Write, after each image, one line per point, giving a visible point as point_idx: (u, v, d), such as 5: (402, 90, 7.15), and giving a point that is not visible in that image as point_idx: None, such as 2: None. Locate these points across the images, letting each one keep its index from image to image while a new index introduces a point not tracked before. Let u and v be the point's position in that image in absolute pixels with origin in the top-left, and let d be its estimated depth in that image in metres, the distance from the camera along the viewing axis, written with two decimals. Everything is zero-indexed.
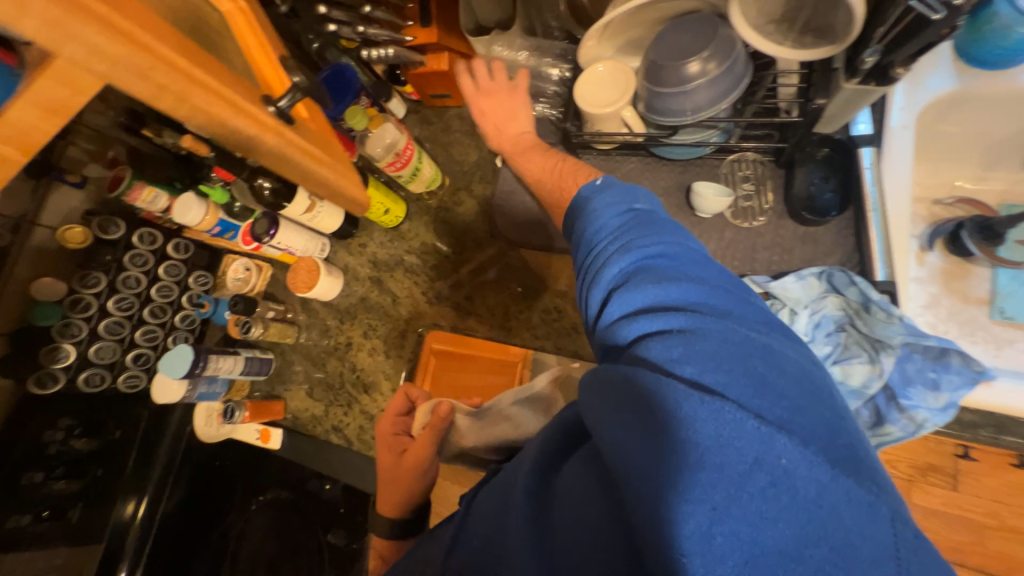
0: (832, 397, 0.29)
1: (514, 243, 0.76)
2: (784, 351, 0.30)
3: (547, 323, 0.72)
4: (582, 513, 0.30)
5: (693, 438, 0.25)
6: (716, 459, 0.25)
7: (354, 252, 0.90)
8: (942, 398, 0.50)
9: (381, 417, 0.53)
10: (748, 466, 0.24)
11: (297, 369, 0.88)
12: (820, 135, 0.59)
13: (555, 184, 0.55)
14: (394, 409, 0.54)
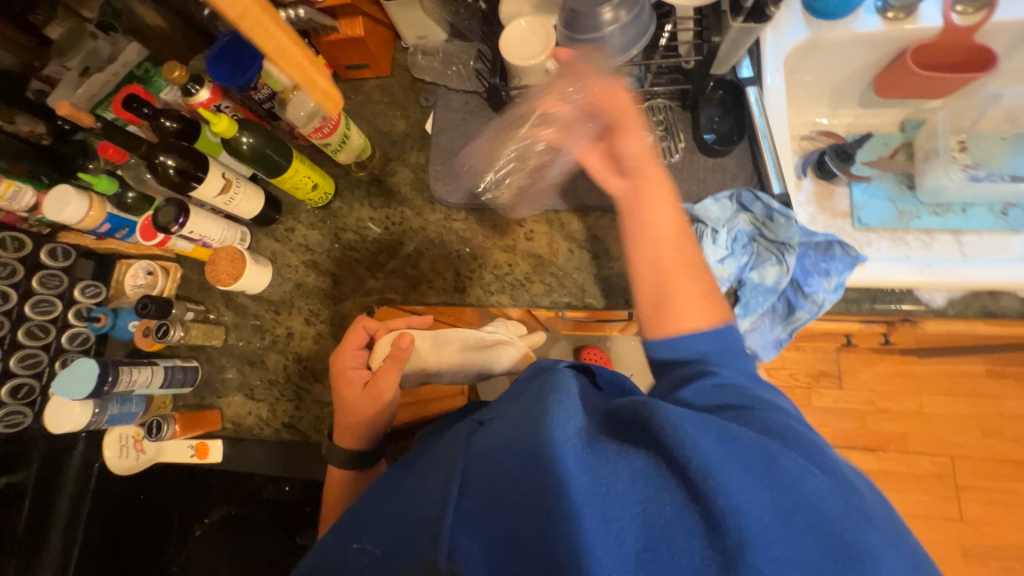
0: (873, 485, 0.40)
1: (456, 206, 0.77)
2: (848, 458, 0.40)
3: (501, 279, 0.73)
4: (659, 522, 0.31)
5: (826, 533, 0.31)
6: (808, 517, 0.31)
7: (281, 238, 0.83)
8: (833, 281, 0.61)
9: (341, 350, 0.63)
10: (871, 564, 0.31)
11: (229, 374, 0.79)
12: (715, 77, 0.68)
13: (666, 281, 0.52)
14: (354, 341, 0.65)
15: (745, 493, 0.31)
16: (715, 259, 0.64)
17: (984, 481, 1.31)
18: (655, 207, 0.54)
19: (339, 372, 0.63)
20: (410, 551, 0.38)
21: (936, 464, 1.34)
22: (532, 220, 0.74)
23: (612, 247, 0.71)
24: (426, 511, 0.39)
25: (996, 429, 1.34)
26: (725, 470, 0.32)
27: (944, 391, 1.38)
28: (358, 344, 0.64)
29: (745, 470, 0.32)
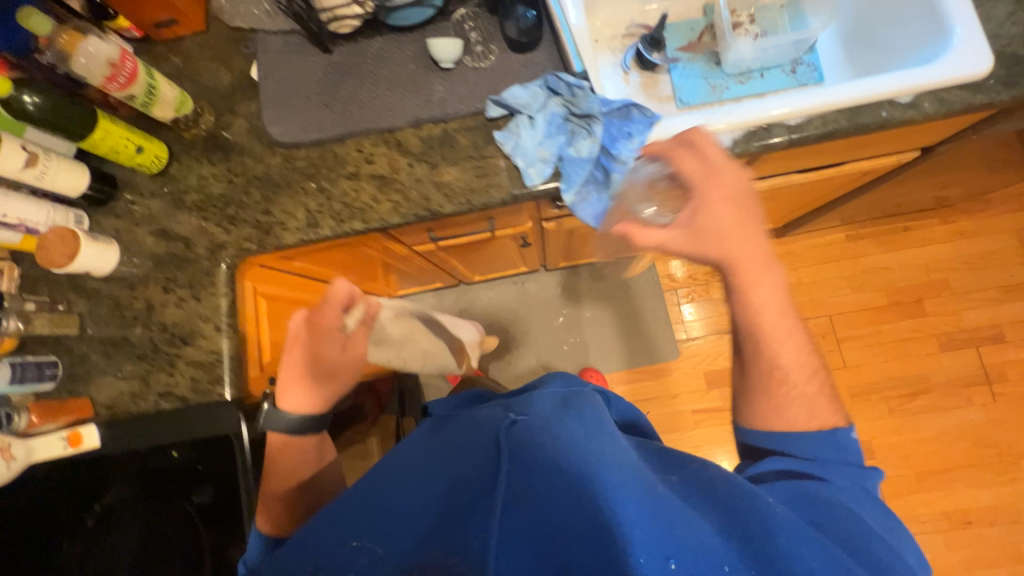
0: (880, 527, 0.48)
1: (296, 145, 0.77)
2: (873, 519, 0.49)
3: (351, 204, 0.75)
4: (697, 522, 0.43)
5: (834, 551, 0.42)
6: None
7: (123, 214, 0.80)
8: (636, 141, 0.68)
9: (327, 304, 0.68)
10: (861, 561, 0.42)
11: (94, 360, 0.76)
12: None
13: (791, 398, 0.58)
14: (338, 298, 0.69)
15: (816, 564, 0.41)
16: (534, 143, 0.70)
17: (859, 329, 1.51)
18: (772, 289, 0.57)
19: (323, 332, 0.68)
20: (457, 518, 0.45)
21: (819, 324, 1.52)
22: (371, 143, 0.76)
23: (448, 154, 0.74)
24: (468, 507, 0.45)
25: (862, 283, 1.53)
26: (787, 537, 0.42)
27: (817, 260, 1.55)
28: (340, 304, 0.69)
29: (812, 549, 0.42)
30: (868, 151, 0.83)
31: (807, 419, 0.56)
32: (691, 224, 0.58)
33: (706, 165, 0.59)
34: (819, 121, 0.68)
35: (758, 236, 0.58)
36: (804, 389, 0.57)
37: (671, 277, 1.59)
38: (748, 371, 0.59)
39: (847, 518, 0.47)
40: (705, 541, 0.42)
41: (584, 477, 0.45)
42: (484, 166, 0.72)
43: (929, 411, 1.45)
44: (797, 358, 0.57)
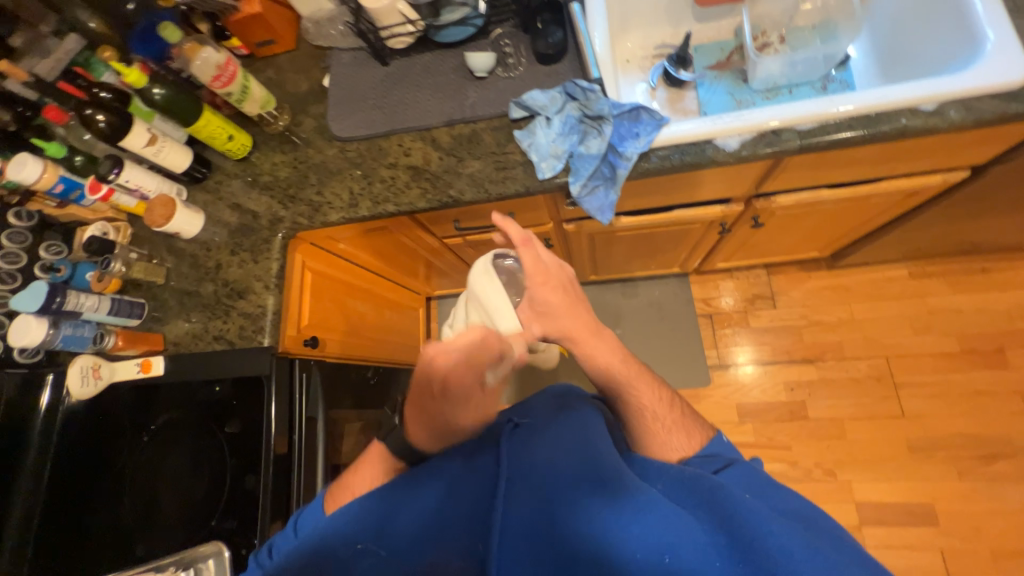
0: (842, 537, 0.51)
1: (349, 138, 0.91)
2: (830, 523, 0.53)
3: (387, 190, 0.86)
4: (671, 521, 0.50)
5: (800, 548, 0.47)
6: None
7: (211, 190, 0.98)
8: (642, 140, 0.72)
9: (458, 342, 0.53)
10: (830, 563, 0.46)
11: (172, 305, 0.92)
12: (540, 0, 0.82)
13: (649, 424, 0.69)
14: (476, 346, 0.53)
15: (785, 538, 0.47)
16: (548, 141, 0.76)
17: (922, 376, 1.36)
18: (610, 354, 0.71)
19: (453, 381, 0.53)
20: (467, 516, 0.57)
21: (873, 366, 1.40)
22: (411, 139, 0.87)
23: (473, 149, 0.83)
24: (475, 507, 0.58)
25: (927, 325, 1.40)
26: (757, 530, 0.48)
27: (873, 297, 1.45)
28: (474, 345, 0.53)
29: (785, 529, 0.48)
30: (903, 167, 0.81)
31: (688, 442, 0.67)
32: (530, 309, 0.70)
33: (540, 262, 0.70)
34: (833, 126, 0.69)
35: (584, 310, 0.71)
36: (669, 419, 0.69)
37: (706, 301, 1.55)
38: (623, 418, 0.71)
39: (798, 513, 0.53)
40: (691, 536, 0.49)
41: (577, 483, 0.55)
42: (503, 161, 0.80)
43: (1010, 480, 1.25)
44: (657, 397, 0.71)
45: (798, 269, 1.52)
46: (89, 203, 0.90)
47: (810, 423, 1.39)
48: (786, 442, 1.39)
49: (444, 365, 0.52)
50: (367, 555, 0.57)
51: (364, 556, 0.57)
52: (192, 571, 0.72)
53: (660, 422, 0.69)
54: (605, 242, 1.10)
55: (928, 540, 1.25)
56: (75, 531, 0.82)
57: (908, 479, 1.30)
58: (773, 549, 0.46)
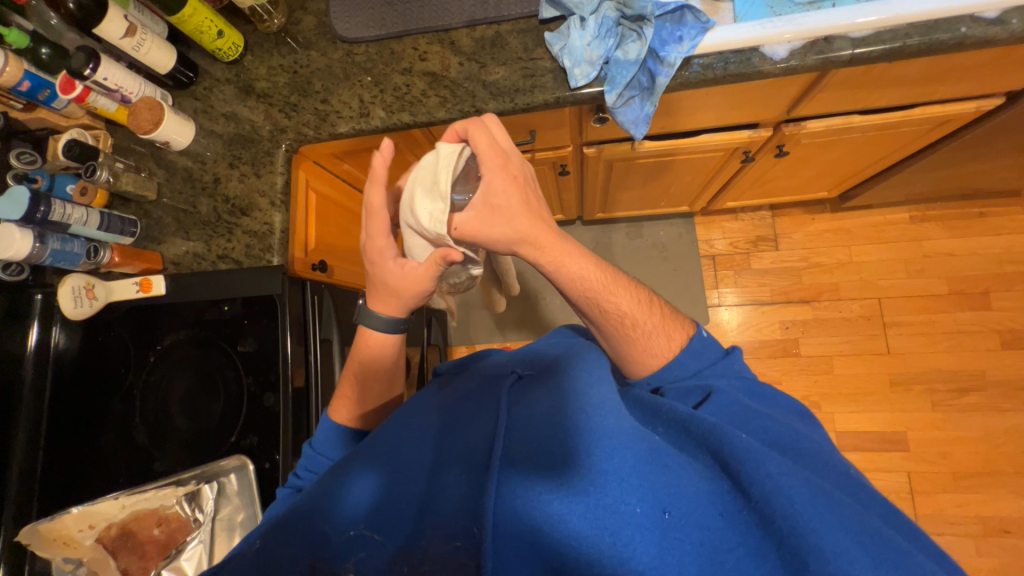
0: (840, 470, 0.51)
1: (356, 40, 0.82)
2: (831, 459, 0.53)
3: (401, 99, 0.79)
4: (677, 483, 0.49)
5: (811, 489, 0.46)
6: (859, 528, 0.44)
7: (201, 97, 0.88)
8: (686, 45, 0.67)
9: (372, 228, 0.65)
10: (842, 503, 0.45)
11: (168, 222, 0.86)
12: None
13: (631, 332, 0.65)
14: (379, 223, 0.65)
15: (785, 479, 0.46)
16: (582, 44, 0.70)
17: (911, 316, 1.42)
18: (581, 259, 0.65)
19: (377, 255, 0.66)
20: (462, 490, 0.54)
21: (866, 307, 1.44)
22: (426, 43, 0.79)
23: (498, 54, 0.76)
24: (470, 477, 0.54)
25: (920, 269, 1.44)
26: (773, 478, 0.46)
27: (873, 240, 1.47)
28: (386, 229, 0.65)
29: (786, 469, 0.47)
30: (944, 89, 0.78)
31: (669, 344, 0.65)
32: (483, 204, 0.62)
33: (496, 145, 0.61)
34: (891, 34, 0.65)
35: (545, 214, 0.64)
36: (650, 322, 0.66)
37: (709, 243, 1.55)
38: (603, 328, 0.67)
39: (800, 450, 0.53)
40: (690, 487, 0.48)
41: (574, 436, 0.54)
42: (531, 68, 0.74)
43: (977, 411, 1.35)
44: (634, 300, 0.66)
45: (802, 212, 1.52)
46: (61, 106, 0.80)
47: (801, 360, 1.45)
48: (777, 376, 1.45)
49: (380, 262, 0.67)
50: (362, 539, 0.52)
51: (358, 543, 0.52)
52: (215, 485, 0.73)
53: (644, 331, 0.65)
54: (622, 170, 1.06)
55: (898, 464, 1.36)
56: (87, 451, 0.80)
57: (885, 410, 1.39)
58: (773, 491, 0.45)
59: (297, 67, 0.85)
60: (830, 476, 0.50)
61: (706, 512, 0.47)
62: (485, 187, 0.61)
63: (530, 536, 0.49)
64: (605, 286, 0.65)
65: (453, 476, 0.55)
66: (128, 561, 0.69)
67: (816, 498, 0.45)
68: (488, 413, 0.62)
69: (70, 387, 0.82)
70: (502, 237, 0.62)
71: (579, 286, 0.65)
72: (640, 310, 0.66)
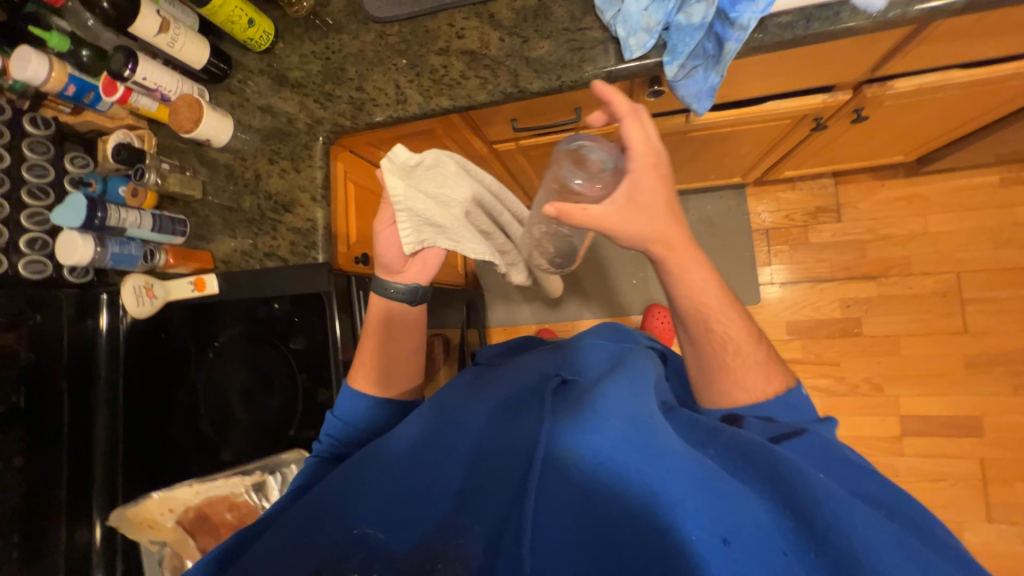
0: (941, 534, 0.45)
1: (388, 19, 0.77)
2: (933, 521, 0.46)
3: (438, 83, 0.74)
4: (741, 517, 0.45)
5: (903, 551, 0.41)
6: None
7: (236, 90, 0.86)
8: (761, 2, 0.56)
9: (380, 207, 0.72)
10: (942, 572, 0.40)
11: (214, 220, 0.86)
12: None
13: (728, 360, 0.61)
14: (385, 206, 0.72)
15: (869, 531, 0.42)
16: (638, 9, 0.62)
17: (994, 291, 1.29)
18: (703, 269, 0.61)
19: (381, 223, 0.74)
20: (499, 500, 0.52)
21: (940, 283, 1.32)
22: (463, 17, 0.74)
23: (541, 27, 0.69)
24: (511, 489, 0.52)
25: (1008, 239, 1.29)
26: (855, 530, 0.42)
27: (952, 207, 1.32)
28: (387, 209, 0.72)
29: (870, 521, 0.43)
30: None
31: (764, 385, 0.61)
32: (626, 199, 0.58)
33: (651, 141, 0.57)
34: None
35: (683, 220, 0.60)
36: (754, 357, 0.62)
37: (761, 216, 1.44)
38: (699, 348, 0.63)
39: (894, 504, 0.47)
40: (754, 522, 0.45)
41: (619, 452, 0.50)
42: (579, 40, 0.68)
43: None
44: (744, 329, 0.62)
45: (869, 178, 1.38)
46: (106, 108, 0.79)
47: (862, 339, 1.36)
48: (835, 358, 1.37)
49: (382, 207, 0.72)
50: (369, 536, 0.53)
51: (363, 543, 0.53)
52: (279, 476, 0.77)
53: (745, 363, 0.61)
54: (672, 144, 0.99)
55: (969, 450, 1.27)
56: (160, 441, 0.85)
57: (957, 393, 1.29)
58: (855, 543, 0.41)
59: (329, 50, 0.81)
60: (929, 539, 0.44)
61: (769, 548, 0.43)
62: (632, 182, 0.57)
63: (568, 545, 0.48)
64: (717, 304, 0.61)
65: (492, 481, 0.54)
66: (206, 542, 0.74)
67: (904, 556, 0.41)
68: (530, 416, 0.59)
69: (137, 378, 0.86)
70: (631, 235, 0.59)
71: (694, 291, 0.61)
72: (743, 339, 0.61)
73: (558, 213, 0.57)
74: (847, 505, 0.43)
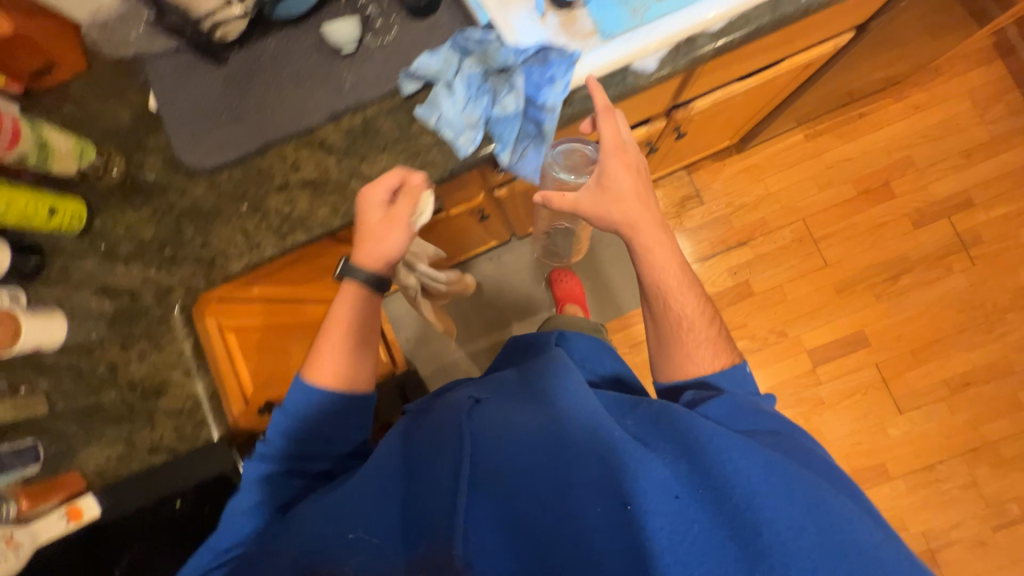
0: (806, 454, 0.57)
1: (215, 168, 0.73)
2: (806, 448, 0.58)
3: (288, 219, 0.72)
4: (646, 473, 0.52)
5: (772, 475, 0.50)
6: (816, 524, 0.48)
7: (59, 281, 0.76)
8: (559, 85, 0.65)
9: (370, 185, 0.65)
10: (799, 488, 0.50)
11: (76, 430, 0.73)
12: None
13: (679, 334, 0.69)
14: (386, 183, 0.66)
15: (743, 462, 0.51)
16: (457, 110, 0.67)
17: (836, 225, 1.52)
18: (667, 252, 0.69)
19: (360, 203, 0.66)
20: (429, 510, 0.54)
21: (795, 231, 1.53)
22: (293, 150, 0.72)
23: (374, 143, 0.71)
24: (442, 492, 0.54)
25: (829, 180, 1.53)
26: (732, 464, 0.51)
27: (781, 167, 1.55)
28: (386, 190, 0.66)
29: (743, 453, 0.52)
30: (804, 39, 0.81)
31: (712, 360, 0.67)
32: (596, 185, 0.68)
33: (618, 137, 0.66)
34: (742, 21, 0.66)
35: (650, 205, 0.69)
36: (704, 333, 0.69)
37: None
38: (662, 321, 0.70)
39: (776, 440, 0.58)
40: (658, 477, 0.51)
41: (538, 441, 0.55)
42: (414, 146, 0.70)
43: (913, 289, 1.48)
44: (698, 310, 0.70)
45: (712, 161, 1.57)
46: None
47: (756, 298, 1.53)
48: (742, 320, 1.52)
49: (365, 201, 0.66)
50: (363, 542, 0.54)
51: (356, 547, 0.54)
52: None
53: (694, 343, 0.68)
54: None
55: (865, 360, 1.47)
56: None
57: (840, 317, 1.49)
58: (731, 472, 0.51)
59: (159, 214, 0.75)
60: (800, 459, 0.55)
61: (666, 497, 0.49)
62: (603, 171, 0.67)
63: (498, 530, 0.51)
64: (677, 279, 0.69)
65: (426, 493, 0.55)
66: None
67: (770, 473, 0.51)
68: (449, 437, 0.58)
69: None
70: (608, 220, 0.68)
71: (666, 266, 0.68)
72: (699, 319, 0.69)
73: (542, 201, 0.71)
74: (723, 443, 0.52)
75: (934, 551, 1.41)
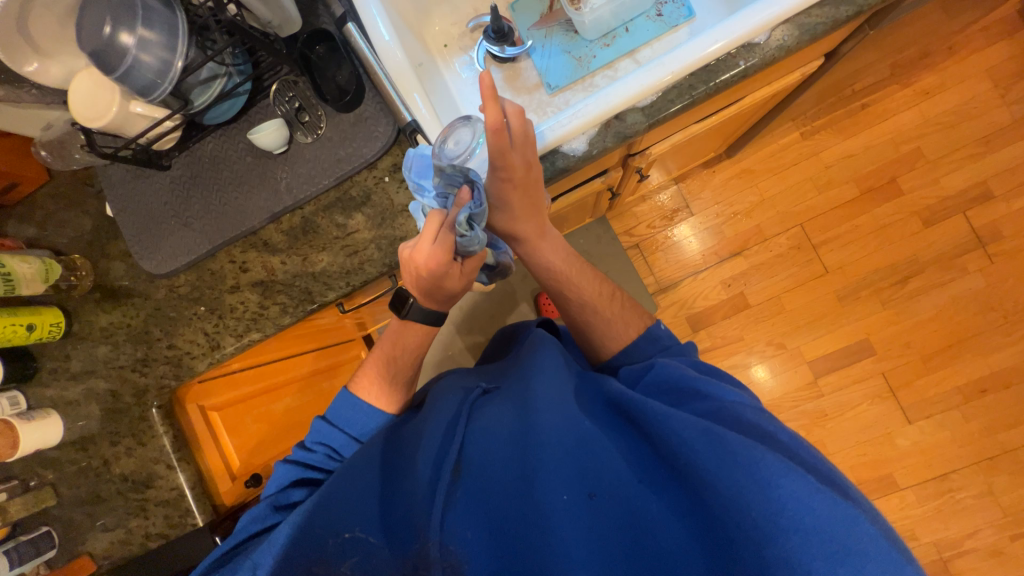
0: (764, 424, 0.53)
1: (172, 273, 0.75)
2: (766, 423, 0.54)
3: (242, 319, 0.74)
4: (600, 453, 0.52)
5: (728, 450, 0.48)
6: (755, 491, 0.46)
7: (48, 384, 0.78)
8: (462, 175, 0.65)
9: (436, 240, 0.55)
10: (752, 457, 0.47)
11: (82, 520, 0.77)
12: (303, 35, 0.69)
13: (592, 315, 0.72)
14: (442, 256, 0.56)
15: (685, 430, 0.50)
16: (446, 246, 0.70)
17: (837, 229, 1.43)
18: (555, 252, 0.72)
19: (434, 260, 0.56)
20: (403, 510, 0.54)
21: (792, 237, 1.45)
22: (239, 251, 0.74)
23: (314, 241, 0.72)
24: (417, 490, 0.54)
25: (829, 180, 1.44)
26: (681, 439, 0.50)
27: (775, 170, 1.46)
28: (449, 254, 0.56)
29: (685, 420, 0.50)
30: (763, 81, 0.77)
31: (627, 330, 0.71)
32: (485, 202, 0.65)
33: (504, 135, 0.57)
34: (676, 91, 0.63)
35: (539, 208, 0.66)
36: (611, 310, 0.72)
37: (629, 233, 1.53)
38: (567, 312, 0.74)
39: (747, 417, 0.54)
40: (614, 464, 0.52)
41: (505, 440, 0.55)
42: (352, 244, 0.71)
43: (925, 292, 1.39)
44: (598, 289, 0.73)
45: (701, 170, 1.49)
46: None
47: (752, 310, 1.47)
48: (739, 334, 1.47)
49: (422, 260, 0.56)
50: (359, 542, 0.51)
51: (354, 547, 0.51)
52: None
53: (607, 318, 0.72)
54: None
55: (871, 369, 1.41)
56: None
57: (844, 325, 1.43)
58: (677, 443, 0.50)
59: (128, 317, 0.78)
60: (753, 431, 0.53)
61: (626, 488, 0.51)
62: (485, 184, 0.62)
63: (476, 526, 0.51)
64: (576, 269, 0.73)
65: (400, 492, 0.55)
66: None
67: (714, 442, 0.49)
68: (429, 433, 0.59)
69: None
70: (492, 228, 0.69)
71: (562, 259, 0.72)
72: (601, 299, 0.72)
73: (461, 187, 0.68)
74: (671, 416, 0.51)
75: (947, 561, 1.35)
